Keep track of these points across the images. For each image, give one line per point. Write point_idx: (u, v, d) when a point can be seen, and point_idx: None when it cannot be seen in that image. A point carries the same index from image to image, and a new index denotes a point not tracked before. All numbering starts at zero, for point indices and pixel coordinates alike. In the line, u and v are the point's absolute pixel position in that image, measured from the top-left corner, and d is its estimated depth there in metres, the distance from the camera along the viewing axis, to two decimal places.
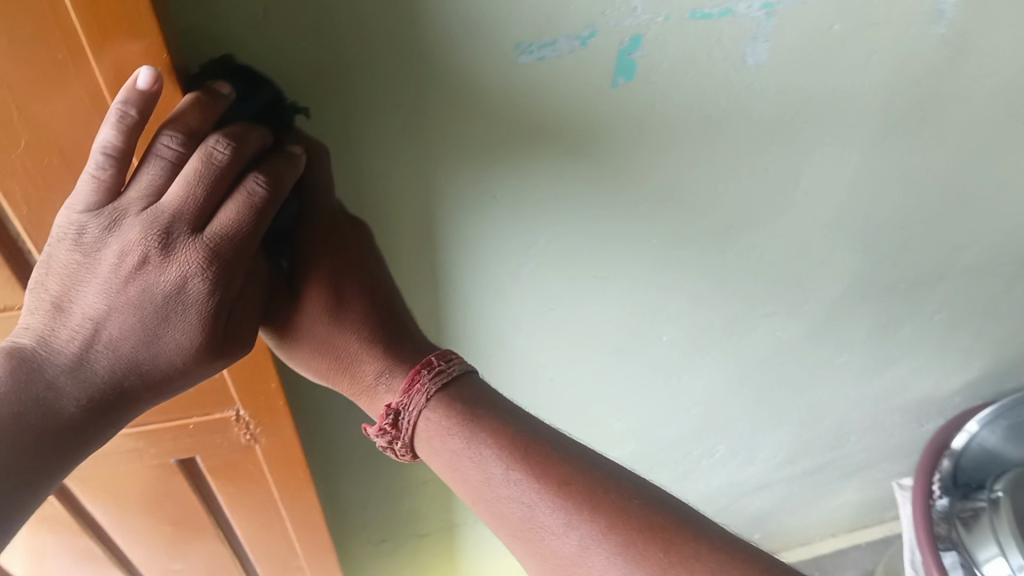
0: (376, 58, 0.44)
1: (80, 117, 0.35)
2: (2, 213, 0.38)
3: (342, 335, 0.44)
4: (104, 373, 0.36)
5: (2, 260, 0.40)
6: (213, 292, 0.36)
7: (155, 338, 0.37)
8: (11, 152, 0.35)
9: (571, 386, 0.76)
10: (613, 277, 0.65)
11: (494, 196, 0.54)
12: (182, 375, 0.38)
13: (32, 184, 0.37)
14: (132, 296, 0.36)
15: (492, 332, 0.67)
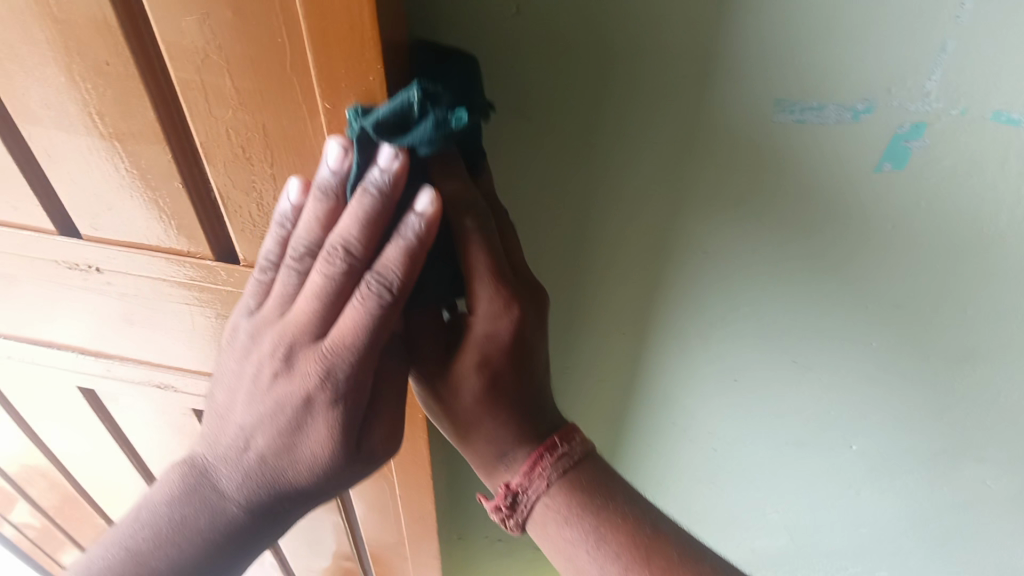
0: (637, 87, 0.42)
1: (287, 105, 0.34)
2: (204, 167, 0.38)
3: (480, 411, 0.39)
4: (257, 484, 0.40)
5: (196, 206, 0.41)
6: (336, 406, 0.38)
7: (292, 451, 0.39)
8: (217, 116, 0.35)
9: (734, 456, 0.71)
10: (812, 367, 0.59)
11: (705, 253, 0.51)
12: (323, 485, 0.40)
13: (233, 152, 0.36)
14: (269, 404, 0.39)
15: (666, 377, 0.63)
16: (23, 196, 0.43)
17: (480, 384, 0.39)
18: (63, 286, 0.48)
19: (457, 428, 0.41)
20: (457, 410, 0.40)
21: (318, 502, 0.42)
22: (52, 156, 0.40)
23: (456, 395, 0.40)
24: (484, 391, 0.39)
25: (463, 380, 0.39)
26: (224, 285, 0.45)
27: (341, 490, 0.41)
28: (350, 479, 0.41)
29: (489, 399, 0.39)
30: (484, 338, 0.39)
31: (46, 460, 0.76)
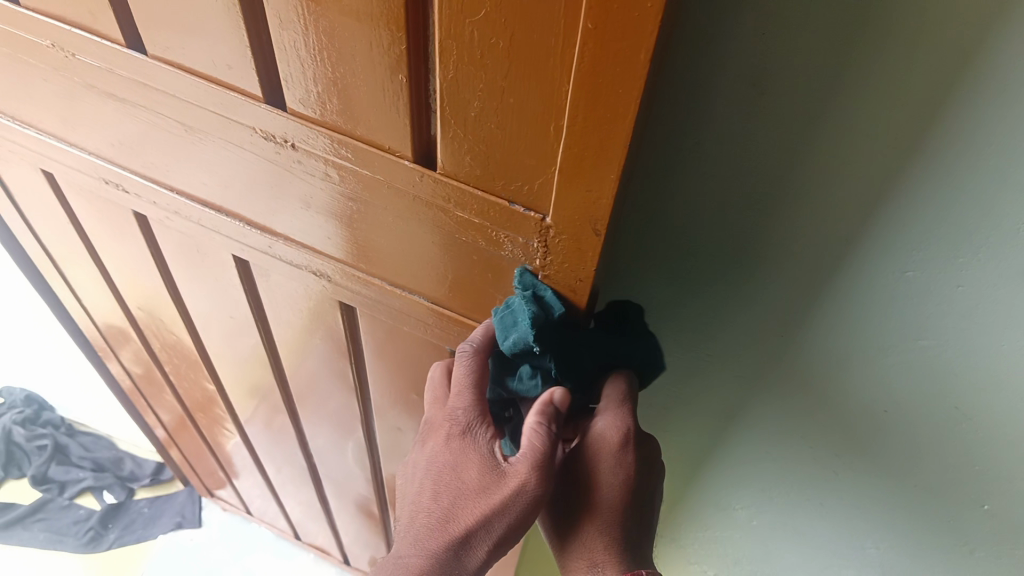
0: (893, 83, 0.38)
1: (545, 18, 0.32)
2: (432, 64, 0.37)
3: (592, 512, 0.51)
4: (436, 536, 0.48)
5: (407, 105, 0.39)
6: (466, 432, 0.49)
7: (447, 484, 0.49)
8: (466, 10, 0.33)
9: (856, 471, 0.69)
10: (972, 414, 0.56)
11: (907, 273, 0.47)
12: (482, 499, 0.48)
13: (467, 53, 0.35)
14: (423, 471, 0.51)
15: (810, 382, 0.61)
16: (241, 53, 0.42)
17: (590, 473, 0.51)
18: (254, 154, 0.48)
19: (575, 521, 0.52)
20: (581, 484, 0.51)
21: (505, 537, 0.48)
22: (284, 20, 0.39)
23: (579, 494, 0.52)
24: (594, 491, 0.51)
25: (583, 475, 0.51)
26: (412, 192, 0.44)
27: (507, 518, 0.47)
28: (529, 503, 0.48)
29: (598, 499, 0.51)
30: (602, 442, 0.50)
31: (176, 315, 0.78)
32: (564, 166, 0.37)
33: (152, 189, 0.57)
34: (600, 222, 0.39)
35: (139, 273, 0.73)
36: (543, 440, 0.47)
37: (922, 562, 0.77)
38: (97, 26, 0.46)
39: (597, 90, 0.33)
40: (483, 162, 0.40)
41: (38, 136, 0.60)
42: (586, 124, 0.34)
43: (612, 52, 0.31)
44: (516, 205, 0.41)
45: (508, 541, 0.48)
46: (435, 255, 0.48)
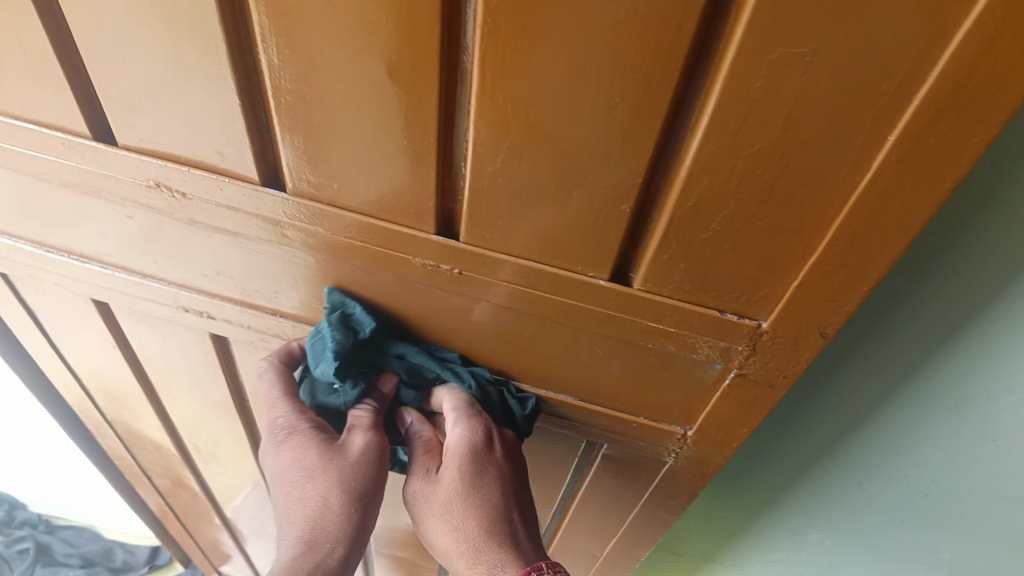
0: None
1: (833, 154, 0.30)
2: (662, 196, 0.35)
3: (469, 520, 0.47)
4: (298, 537, 0.47)
5: (621, 234, 0.37)
6: (286, 432, 0.49)
7: (297, 486, 0.48)
8: (730, 151, 0.31)
9: (944, 495, 0.71)
10: None
11: None
12: (323, 482, 0.47)
13: (717, 188, 0.33)
14: (276, 490, 0.50)
15: (920, 416, 0.62)
16: (414, 194, 0.39)
17: (454, 479, 0.48)
18: (402, 278, 0.45)
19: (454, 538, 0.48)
20: (448, 495, 0.48)
21: (358, 507, 0.47)
22: (486, 164, 0.35)
23: (441, 509, 0.48)
24: (460, 494, 0.48)
25: (452, 489, 0.48)
26: (603, 310, 0.42)
27: (351, 493, 0.47)
28: (367, 474, 0.48)
29: (467, 506, 0.47)
30: (462, 450, 0.47)
31: (228, 424, 0.73)
32: (807, 279, 0.36)
33: (249, 314, 0.53)
34: (831, 325, 0.38)
35: (194, 388, 0.68)
36: (371, 419, 0.49)
37: (1007, 568, 0.79)
38: (226, 165, 0.41)
39: (876, 213, 0.32)
40: (699, 278, 0.38)
41: (103, 270, 0.54)
42: (849, 242, 0.33)
43: (912, 180, 0.30)
44: (729, 313, 0.39)
45: (365, 517, 0.48)
46: (602, 356, 0.46)
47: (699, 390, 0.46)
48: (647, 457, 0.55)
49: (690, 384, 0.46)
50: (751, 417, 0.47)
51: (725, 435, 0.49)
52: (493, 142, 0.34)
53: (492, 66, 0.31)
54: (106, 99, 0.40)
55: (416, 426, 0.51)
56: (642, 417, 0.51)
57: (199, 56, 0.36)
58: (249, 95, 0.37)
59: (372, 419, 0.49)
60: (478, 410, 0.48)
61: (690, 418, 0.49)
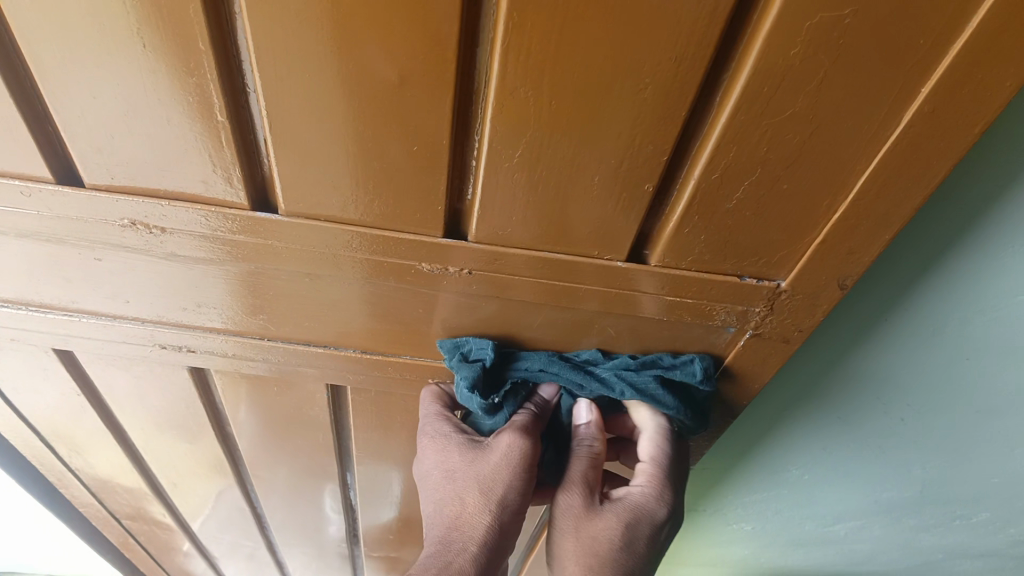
0: None
1: (863, 110, 0.30)
2: (685, 167, 0.34)
3: (605, 547, 0.46)
4: (437, 538, 0.47)
5: (640, 212, 0.36)
6: (437, 439, 0.51)
7: (441, 485, 0.50)
8: (761, 120, 0.31)
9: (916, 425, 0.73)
10: None
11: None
12: (464, 484, 0.48)
13: (745, 156, 0.33)
14: (425, 493, 0.52)
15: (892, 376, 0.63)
16: (420, 200, 0.37)
17: (618, 511, 0.48)
18: (408, 285, 0.43)
19: (576, 572, 0.46)
20: (592, 517, 0.48)
21: (495, 509, 0.47)
22: (502, 159, 0.34)
23: (579, 535, 0.47)
24: (601, 520, 0.47)
25: (602, 527, 0.47)
26: (621, 290, 0.41)
27: (490, 494, 0.47)
28: (513, 478, 0.47)
29: (607, 539, 0.47)
30: (639, 502, 0.48)
31: (209, 450, 0.70)
32: (830, 234, 0.36)
33: (231, 341, 0.52)
34: (850, 277, 0.38)
35: (171, 421, 0.65)
36: (525, 425, 0.49)
37: (974, 474, 0.83)
38: (211, 194, 0.39)
39: (903, 165, 0.32)
40: (719, 246, 0.38)
41: (68, 317, 0.51)
42: (874, 196, 0.34)
43: (943, 129, 0.30)
44: (747, 277, 0.39)
45: (504, 527, 0.47)
46: (612, 335, 0.46)
47: (709, 356, 0.47)
48: None
49: (703, 349, 0.46)
50: (765, 373, 0.47)
51: (734, 395, 0.50)
52: (511, 136, 0.33)
53: (516, 60, 0.30)
54: (73, 140, 0.37)
55: (588, 433, 0.50)
56: None
57: (183, 82, 0.33)
58: (237, 113, 0.35)
59: (525, 425, 0.49)
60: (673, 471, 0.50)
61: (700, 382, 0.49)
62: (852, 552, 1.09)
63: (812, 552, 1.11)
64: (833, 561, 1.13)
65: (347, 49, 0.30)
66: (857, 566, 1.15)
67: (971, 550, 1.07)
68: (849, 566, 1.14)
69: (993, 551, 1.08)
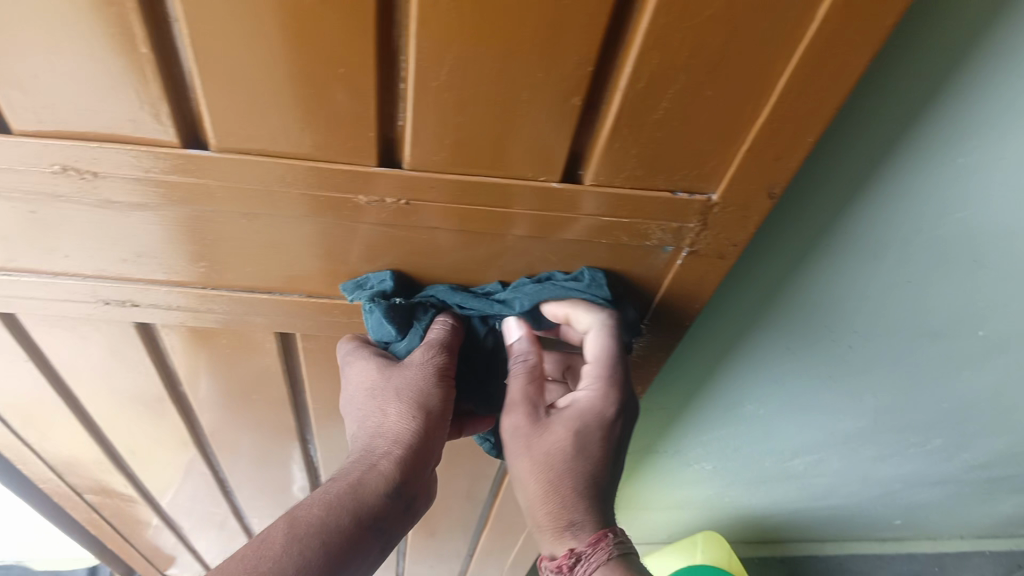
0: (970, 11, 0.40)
1: (777, 7, 0.31)
2: (612, 79, 0.35)
3: (557, 459, 0.47)
4: (361, 446, 0.50)
5: (571, 126, 0.37)
6: (355, 358, 0.52)
7: (360, 402, 0.51)
8: (682, 22, 0.31)
9: (862, 356, 0.74)
10: (989, 263, 0.59)
11: (962, 159, 0.48)
12: (384, 396, 0.50)
13: (669, 63, 0.33)
14: (349, 411, 0.53)
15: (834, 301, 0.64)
16: (353, 125, 0.37)
17: (568, 422, 0.48)
18: (347, 220, 0.43)
19: (537, 483, 0.47)
20: (540, 433, 0.48)
21: (416, 420, 0.49)
22: (430, 79, 0.34)
23: (534, 453, 0.48)
24: (551, 434, 0.48)
25: (556, 436, 0.48)
26: (558, 214, 0.42)
27: (410, 404, 0.49)
28: (430, 388, 0.50)
29: (561, 451, 0.47)
30: (586, 410, 0.48)
31: (167, 413, 0.70)
32: (756, 141, 0.37)
33: (178, 292, 0.51)
34: (778, 185, 0.39)
35: (125, 385, 0.65)
36: (441, 338, 0.50)
37: (922, 398, 0.85)
38: (143, 133, 0.39)
39: (821, 63, 0.33)
40: (651, 161, 0.38)
41: (8, 278, 0.50)
42: (794, 97, 0.34)
43: (855, 22, 0.31)
44: (680, 192, 0.40)
45: (428, 432, 0.50)
46: (553, 261, 0.47)
47: (651, 278, 0.48)
48: None
49: (644, 270, 0.47)
50: (705, 290, 0.48)
51: (679, 316, 0.51)
52: (435, 53, 0.33)
53: None
54: None
55: (520, 349, 0.50)
56: None
57: (102, 14, 0.33)
58: (162, 47, 0.35)
59: (443, 337, 0.50)
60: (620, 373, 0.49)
61: (646, 305, 0.51)
62: (813, 486, 1.12)
63: (774, 489, 1.14)
64: (794, 495, 1.16)
65: None
66: (819, 499, 1.18)
67: (926, 477, 1.10)
68: (811, 498, 1.17)
69: (949, 477, 1.11)
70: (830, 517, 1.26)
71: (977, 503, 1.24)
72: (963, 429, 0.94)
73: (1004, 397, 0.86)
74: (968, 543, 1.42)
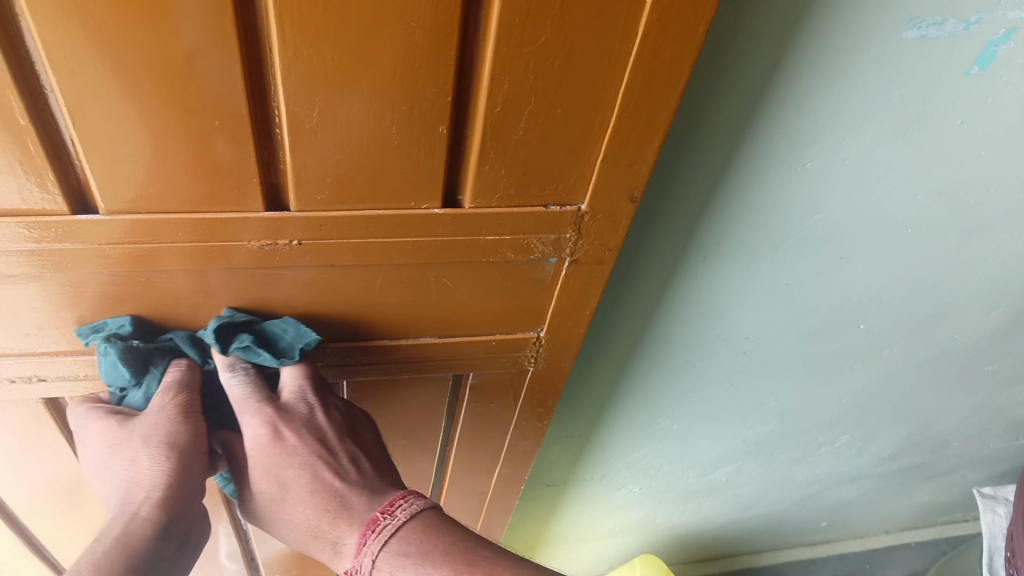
0: (786, 27, 0.45)
1: (604, 27, 0.35)
2: (472, 106, 0.38)
3: (287, 503, 0.49)
4: (115, 502, 0.47)
5: (441, 154, 0.40)
6: (91, 421, 0.50)
7: (107, 459, 0.48)
8: (524, 46, 0.35)
9: (757, 361, 0.79)
10: (853, 260, 0.65)
11: (809, 163, 0.53)
12: (131, 446, 0.48)
13: (519, 85, 0.37)
14: (98, 480, 0.50)
15: (721, 309, 0.68)
16: (239, 172, 0.39)
17: (258, 473, 0.49)
18: (242, 267, 0.45)
19: (294, 525, 0.49)
20: (258, 493, 0.50)
21: (168, 457, 0.47)
22: (303, 122, 0.37)
23: (272, 510, 0.50)
24: (264, 487, 0.49)
25: (269, 491, 0.49)
26: (440, 237, 0.45)
27: (161, 445, 0.47)
28: (176, 427, 0.48)
29: (282, 491, 0.49)
30: (259, 452, 0.48)
31: (83, 497, 0.69)
32: (610, 149, 0.41)
33: (80, 361, 0.52)
34: (637, 188, 0.43)
35: (38, 472, 0.64)
36: (178, 378, 0.50)
37: (820, 397, 0.90)
38: (31, 204, 0.40)
39: (651, 74, 0.37)
40: (519, 179, 0.42)
41: None
42: (636, 106, 0.38)
43: (674, 35, 0.35)
44: (551, 205, 0.44)
45: (185, 469, 0.48)
46: (438, 285, 0.49)
47: (540, 291, 0.51)
48: (511, 373, 0.60)
49: (533, 285, 0.50)
50: (591, 296, 0.52)
51: (572, 325, 0.54)
52: (306, 96, 0.36)
53: (293, 21, 0.33)
54: None
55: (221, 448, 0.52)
56: (498, 333, 0.55)
57: None
58: (40, 118, 0.37)
59: (180, 378, 0.50)
60: (258, 400, 0.49)
61: (539, 320, 0.54)
62: (737, 497, 1.16)
63: (701, 504, 1.17)
64: (721, 509, 1.20)
65: (134, 32, 0.33)
66: (745, 510, 1.22)
67: (840, 476, 1.15)
68: (738, 510, 1.21)
69: (861, 473, 1.16)
70: (759, 527, 1.30)
71: (892, 496, 1.30)
72: (865, 422, 0.99)
73: (896, 387, 0.92)
74: (894, 538, 1.48)
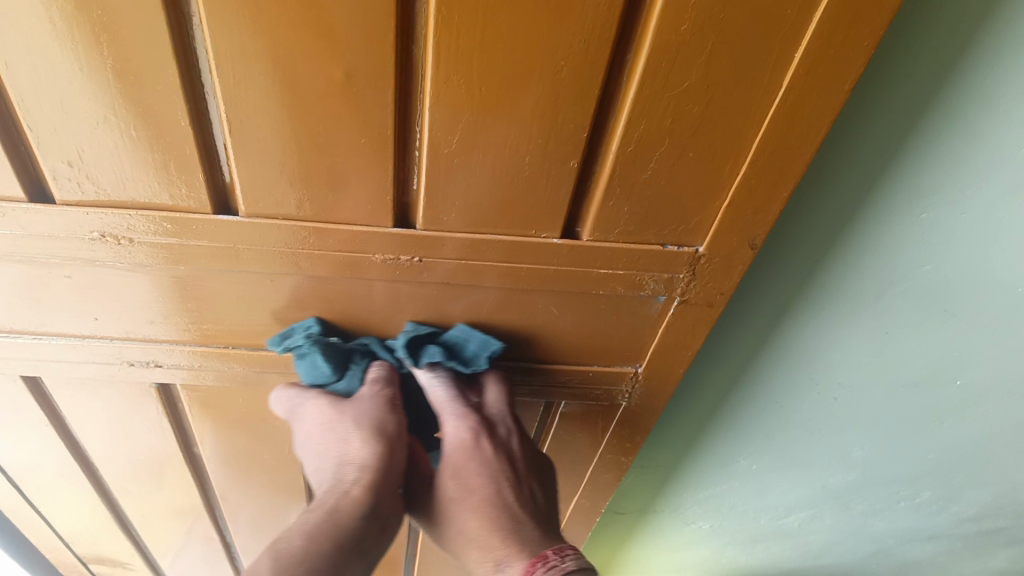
0: (920, 82, 0.44)
1: (746, 78, 0.36)
2: (605, 145, 0.39)
3: (462, 508, 0.50)
4: (331, 477, 0.51)
5: (569, 189, 0.41)
6: (299, 399, 0.53)
7: (316, 435, 0.51)
8: (666, 91, 0.36)
9: (849, 410, 0.77)
10: (959, 314, 0.62)
11: (925, 214, 0.52)
12: (343, 427, 0.51)
13: (655, 128, 0.37)
14: (307, 451, 0.53)
15: (819, 355, 0.67)
16: (373, 189, 0.41)
17: (451, 469, 0.51)
18: (362, 278, 0.47)
19: (459, 533, 0.50)
20: (440, 489, 0.52)
21: (378, 443, 0.50)
22: (441, 148, 0.39)
23: (445, 511, 0.51)
24: (449, 484, 0.52)
25: (452, 490, 0.51)
26: (555, 266, 0.45)
27: (370, 430, 0.50)
28: (383, 415, 0.51)
29: (463, 495, 0.51)
30: (457, 449, 0.51)
31: (178, 481, 0.71)
32: (736, 195, 0.41)
33: (190, 354, 0.54)
34: (759, 236, 0.43)
35: (141, 452, 0.67)
36: (381, 374, 0.52)
37: (907, 451, 0.88)
38: (177, 202, 0.42)
39: (790, 123, 0.37)
40: (642, 217, 0.42)
41: (39, 342, 0.53)
42: (769, 155, 0.39)
43: (816, 90, 0.36)
44: (670, 244, 0.44)
45: (391, 455, 0.50)
46: (544, 312, 0.50)
47: (643, 327, 0.51)
48: (603, 405, 0.60)
49: (638, 320, 0.51)
50: (694, 339, 0.52)
51: (670, 364, 0.54)
52: (449, 124, 0.37)
53: (447, 51, 0.34)
54: (44, 158, 0.40)
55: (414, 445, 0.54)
56: (596, 364, 0.55)
57: (148, 90, 0.37)
58: (197, 122, 0.39)
59: (383, 374, 0.53)
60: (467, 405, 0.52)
61: (640, 355, 0.54)
62: (808, 544, 1.14)
63: (769, 548, 1.15)
64: (790, 554, 1.18)
65: (297, 52, 0.35)
66: (814, 558, 1.19)
67: (918, 532, 1.12)
68: (807, 557, 1.19)
69: (941, 532, 1.13)
70: None
71: (969, 557, 1.25)
72: (951, 481, 0.96)
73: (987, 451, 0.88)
74: None
